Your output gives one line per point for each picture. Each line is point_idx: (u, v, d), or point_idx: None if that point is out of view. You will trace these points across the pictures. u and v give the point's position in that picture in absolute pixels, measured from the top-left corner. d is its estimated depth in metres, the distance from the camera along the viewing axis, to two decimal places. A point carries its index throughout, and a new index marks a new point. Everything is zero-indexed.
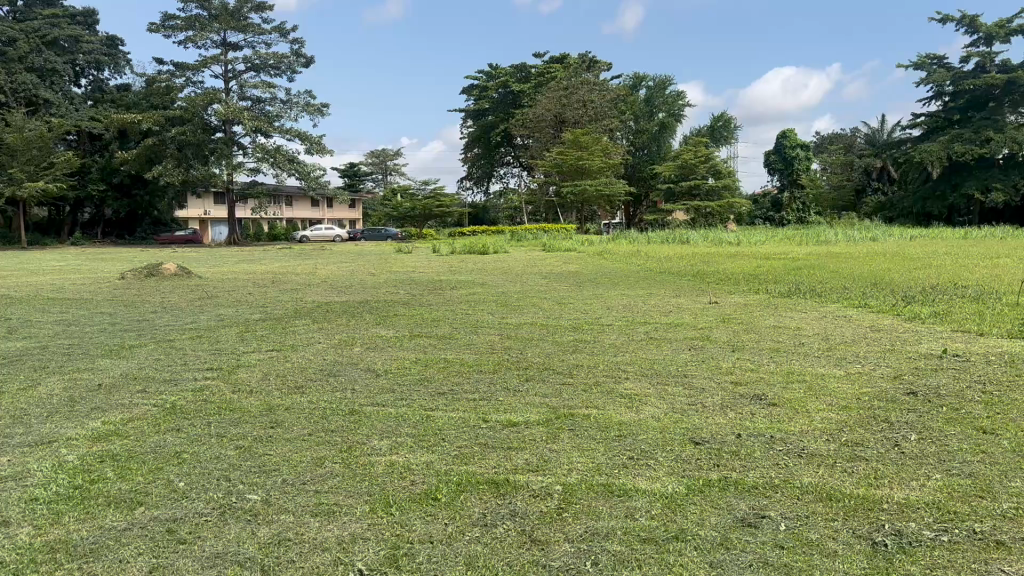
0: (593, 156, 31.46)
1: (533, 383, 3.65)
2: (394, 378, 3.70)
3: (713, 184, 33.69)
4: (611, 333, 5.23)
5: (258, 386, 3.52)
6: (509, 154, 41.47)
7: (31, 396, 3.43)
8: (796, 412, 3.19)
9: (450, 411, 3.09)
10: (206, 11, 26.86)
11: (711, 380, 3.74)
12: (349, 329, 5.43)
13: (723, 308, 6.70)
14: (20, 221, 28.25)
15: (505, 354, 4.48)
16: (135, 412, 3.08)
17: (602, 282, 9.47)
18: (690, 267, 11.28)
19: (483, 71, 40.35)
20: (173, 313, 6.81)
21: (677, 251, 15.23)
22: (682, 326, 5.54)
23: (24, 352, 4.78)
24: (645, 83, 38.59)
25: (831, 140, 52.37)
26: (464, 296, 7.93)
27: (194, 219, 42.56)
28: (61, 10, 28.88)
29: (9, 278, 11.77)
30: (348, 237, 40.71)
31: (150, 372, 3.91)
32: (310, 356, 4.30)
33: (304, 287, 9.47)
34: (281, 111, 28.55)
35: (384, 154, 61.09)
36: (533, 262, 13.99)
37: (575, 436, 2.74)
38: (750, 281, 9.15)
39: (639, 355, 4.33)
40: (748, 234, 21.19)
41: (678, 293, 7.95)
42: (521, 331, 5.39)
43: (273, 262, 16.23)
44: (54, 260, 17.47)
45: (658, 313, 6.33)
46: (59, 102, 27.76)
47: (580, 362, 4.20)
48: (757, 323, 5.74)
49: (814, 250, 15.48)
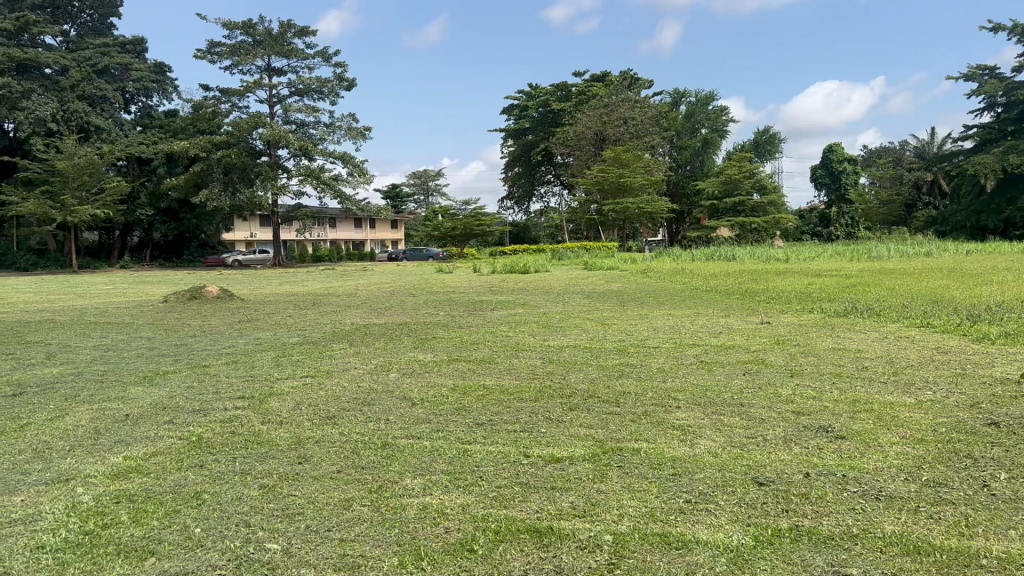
0: (634, 174, 31.18)
1: (578, 413, 3.42)
2: (432, 408, 3.49)
3: (758, 200, 33.13)
4: (659, 357, 4.98)
5: (289, 417, 3.35)
6: (550, 173, 41.36)
7: (56, 428, 3.31)
8: (869, 448, 2.92)
9: (489, 446, 2.87)
10: (251, 38, 27.33)
11: (771, 412, 3.47)
12: (387, 353, 5.26)
13: (775, 329, 6.40)
14: (71, 245, 28.94)
15: (549, 380, 4.26)
16: (159, 445, 2.94)
17: (647, 301, 9.19)
18: (738, 285, 10.95)
19: (523, 91, 40.42)
20: (211, 336, 6.73)
21: (724, 269, 14.86)
22: (735, 349, 5.26)
23: (60, 380, 4.70)
24: (686, 100, 38.25)
25: (880, 153, 51.25)
26: (505, 316, 7.74)
27: (240, 242, 43.23)
28: (111, 39, 29.68)
29: (57, 303, 11.89)
30: (390, 257, 40.88)
31: (180, 402, 3.77)
32: (344, 383, 4.13)
33: (344, 309, 9.39)
34: (324, 134, 28.86)
35: (426, 175, 61.56)
36: (575, 281, 13.77)
37: (625, 475, 2.51)
38: (802, 299, 8.80)
39: (689, 382, 4.08)
40: (795, 250, 20.68)
41: (728, 313, 7.66)
42: (565, 355, 5.16)
43: (314, 283, 16.26)
44: (103, 284, 17.75)
45: (708, 335, 6.06)
46: (109, 129, 28.43)
47: (627, 388, 3.96)
48: (814, 346, 5.44)
49: (866, 266, 15.00)
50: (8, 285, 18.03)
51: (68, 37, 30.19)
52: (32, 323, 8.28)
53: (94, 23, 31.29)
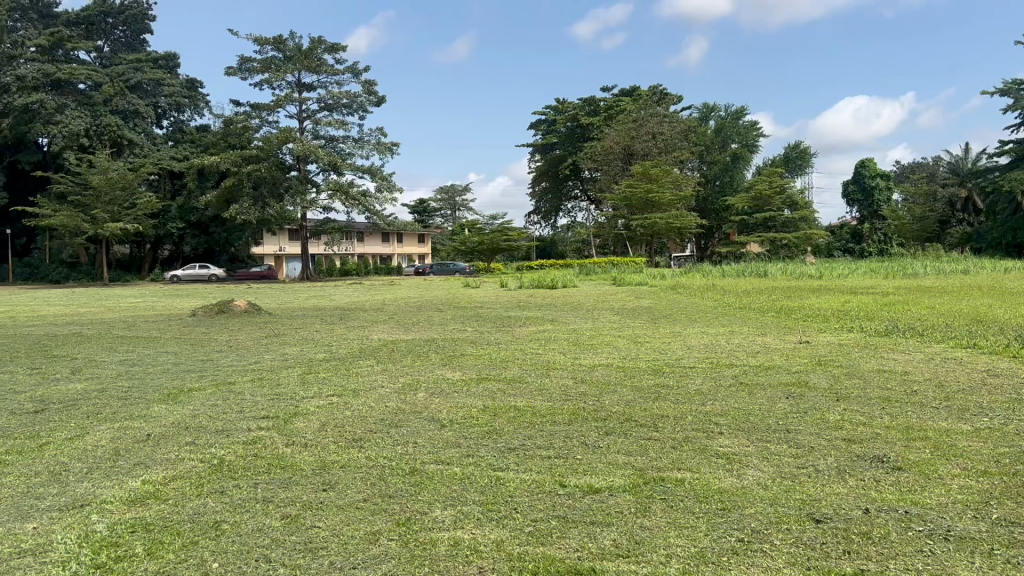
0: (663, 189, 30.97)
1: (615, 438, 3.25)
2: (462, 430, 3.35)
3: (789, 216, 32.75)
4: (696, 377, 4.80)
5: (315, 439, 3.21)
6: (578, 188, 41.26)
7: (75, 448, 3.20)
8: (929, 481, 2.73)
9: (522, 474, 2.71)
10: (281, 54, 27.60)
11: (820, 441, 3.29)
12: (414, 372, 5.12)
13: (815, 349, 6.19)
14: (103, 258, 29.33)
15: (581, 401, 4.10)
16: (179, 469, 2.82)
17: (680, 318, 9.01)
18: (772, 302, 10.73)
19: (551, 106, 40.46)
20: (239, 352, 6.66)
21: (755, 285, 14.64)
22: (775, 372, 5.06)
23: (83, 397, 4.63)
24: (716, 114, 38.02)
25: (913, 169, 50.54)
26: (534, 333, 7.58)
27: (269, 255, 43.57)
28: (144, 55, 30.14)
29: (88, 315, 11.96)
30: (417, 272, 40.96)
31: (203, 421, 3.66)
32: (371, 402, 3.99)
33: (372, 323, 9.30)
34: (352, 149, 29.02)
35: (453, 190, 61.81)
36: (605, 296, 13.60)
37: (669, 509, 2.35)
38: (839, 318, 8.56)
39: (731, 406, 3.92)
40: (827, 266, 20.36)
41: (764, 331, 7.44)
42: (596, 375, 4.99)
43: (342, 297, 16.25)
44: (134, 297, 17.92)
45: (744, 354, 5.86)
46: (141, 144, 28.82)
47: (665, 412, 3.79)
48: (858, 368, 5.23)
49: (902, 284, 14.69)
50: (41, 297, 18.24)
51: (103, 53, 30.78)
52: (61, 336, 8.28)
53: (128, 40, 31.85)
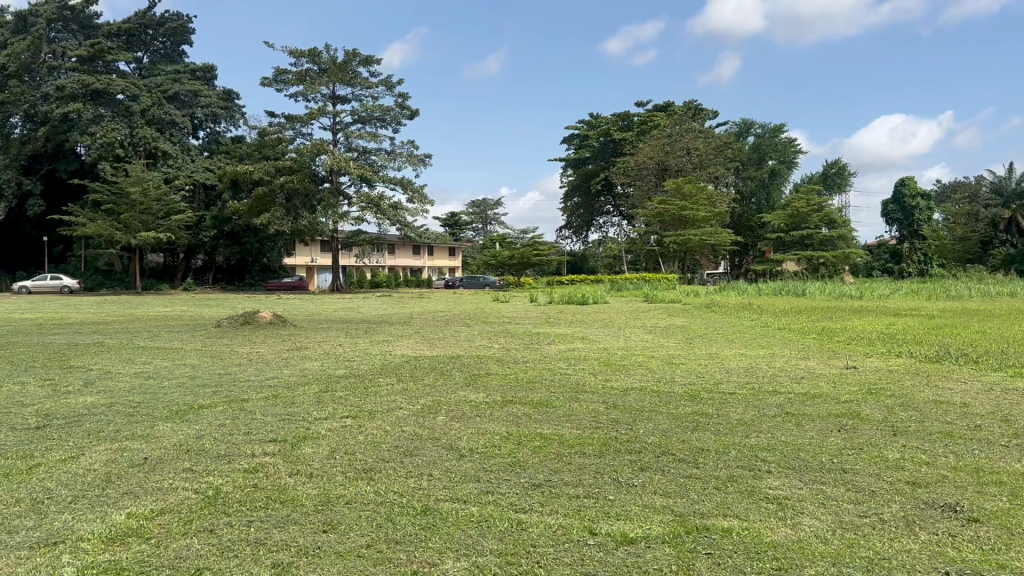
0: (697, 206, 30.55)
1: (651, 475, 2.94)
2: (481, 462, 3.06)
3: (827, 234, 32.08)
4: (738, 405, 4.46)
5: (323, 468, 2.95)
6: (610, 203, 40.99)
7: (65, 472, 2.97)
8: (1014, 538, 2.38)
9: (546, 517, 2.41)
10: (317, 66, 27.71)
11: (881, 484, 2.96)
12: (435, 392, 4.84)
13: (862, 376, 5.81)
14: (135, 267, 29.64)
15: (613, 430, 3.78)
16: (170, 500, 2.56)
17: (717, 338, 8.65)
18: (813, 323, 10.29)
19: (585, 121, 40.21)
20: (257, 366, 6.44)
21: (793, 305, 14.21)
22: (823, 402, 4.71)
23: (89, 412, 4.42)
24: (753, 131, 37.50)
25: (955, 189, 49.45)
26: (563, 352, 7.26)
27: (301, 266, 43.77)
28: (182, 67, 30.51)
29: (115, 324, 11.83)
30: (448, 285, 40.86)
31: (206, 443, 3.41)
32: (388, 426, 3.71)
33: (397, 337, 9.06)
34: (384, 161, 28.99)
35: (485, 203, 61.81)
36: (637, 314, 13.24)
37: (717, 569, 2.05)
38: (884, 342, 8.14)
39: (780, 442, 3.59)
40: (867, 286, 19.79)
41: (807, 355, 7.07)
42: (629, 399, 4.66)
43: (370, 309, 16.07)
44: (164, 305, 17.91)
45: (787, 380, 5.51)
46: (176, 155, 29.10)
47: (706, 445, 3.48)
48: (912, 398, 4.86)
49: (945, 306, 14.14)
50: (72, 304, 18.29)
51: (142, 65, 31.20)
52: (81, 345, 8.16)
53: (168, 51, 32.28)
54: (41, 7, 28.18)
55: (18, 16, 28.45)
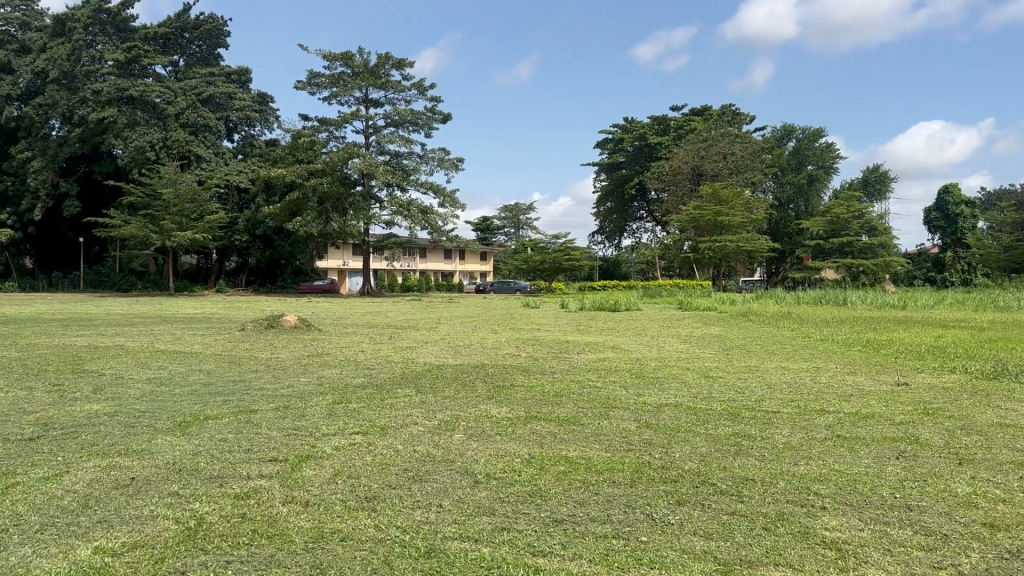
0: (733, 212, 29.90)
1: (688, 510, 2.61)
2: (498, 489, 2.74)
3: (868, 242, 31.26)
4: (783, 427, 4.08)
5: (323, 495, 2.64)
6: (643, 209, 40.56)
7: (41, 493, 2.70)
8: None
9: (568, 564, 2.10)
10: (350, 69, 27.67)
11: (956, 526, 2.59)
12: (454, 406, 4.51)
13: (916, 394, 5.39)
14: (169, 268, 29.92)
15: (646, 453, 3.44)
16: (146, 531, 2.29)
17: (757, 349, 8.24)
18: (858, 335, 9.79)
19: (619, 125, 39.87)
20: (274, 373, 6.19)
21: (835, 314, 13.75)
22: (875, 423, 4.31)
23: (89, 422, 4.19)
24: (793, 136, 36.75)
25: (1001, 198, 48.13)
26: (593, 362, 6.93)
27: (333, 270, 43.94)
28: (216, 71, 30.78)
29: (140, 325, 11.69)
30: (479, 289, 40.69)
31: (200, 462, 3.13)
32: (399, 445, 3.41)
33: (423, 344, 8.78)
34: (416, 165, 28.87)
35: (518, 208, 61.63)
36: (671, 322, 12.86)
37: None
38: (935, 355, 7.68)
39: (833, 471, 3.22)
40: (910, 295, 19.13)
41: (853, 370, 6.63)
42: (666, 417, 4.31)
43: (398, 313, 15.80)
44: (192, 307, 17.86)
45: (834, 398, 5.11)
46: (210, 158, 29.26)
47: (749, 474, 3.13)
48: (974, 421, 4.44)
49: (993, 317, 13.56)
50: (103, 304, 18.36)
51: (178, 68, 31.45)
52: (101, 348, 7.97)
53: (203, 54, 32.54)
54: (79, 11, 28.50)
55: (56, 20, 28.83)
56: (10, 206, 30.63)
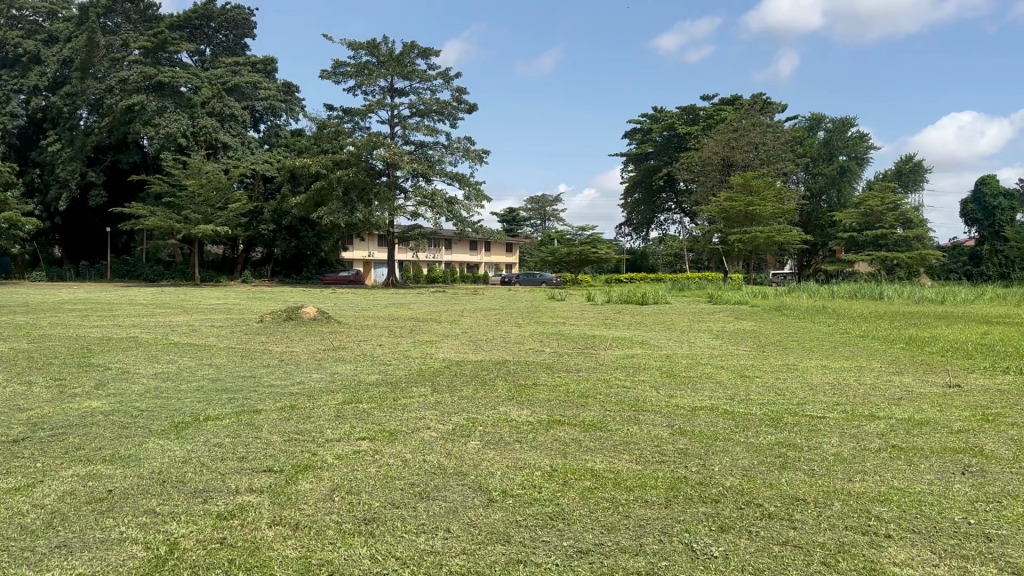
0: (764, 203, 29.23)
1: (735, 540, 2.26)
2: (514, 511, 2.41)
3: (904, 234, 30.48)
4: (831, 437, 3.70)
5: (315, 516, 2.33)
6: (672, 200, 39.94)
7: (4, 509, 2.43)
8: None
9: None
10: (375, 59, 27.43)
11: None
12: (473, 406, 4.22)
13: (972, 397, 4.96)
14: (194, 258, 30.00)
15: (682, 465, 3.09)
16: (109, 562, 2.02)
17: (793, 346, 7.85)
18: (898, 331, 9.36)
19: (648, 115, 39.28)
20: (286, 368, 5.90)
21: (873, 309, 13.27)
22: (933, 432, 3.90)
23: (82, 422, 3.92)
24: (823, 125, 36.04)
25: None
26: (622, 358, 6.57)
27: (358, 261, 44.01)
28: (242, 60, 30.78)
29: (160, 315, 11.48)
30: (504, 281, 40.48)
31: (187, 473, 2.84)
32: (408, 454, 3.08)
33: (444, 337, 8.48)
34: (441, 156, 28.59)
35: (544, 200, 61.25)
36: (701, 316, 12.48)
37: None
38: (983, 353, 7.26)
39: (893, 490, 2.85)
40: (946, 290, 18.55)
41: (897, 369, 6.22)
42: (700, 423, 3.95)
43: (422, 305, 15.45)
44: (216, 297, 17.72)
45: (882, 402, 4.72)
46: (235, 147, 29.21)
47: (799, 493, 2.77)
48: None
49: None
50: (127, 293, 18.27)
51: (204, 57, 31.51)
52: (114, 340, 7.76)
53: (229, 44, 32.53)
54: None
55: (82, 9, 28.90)
56: (38, 196, 30.85)
